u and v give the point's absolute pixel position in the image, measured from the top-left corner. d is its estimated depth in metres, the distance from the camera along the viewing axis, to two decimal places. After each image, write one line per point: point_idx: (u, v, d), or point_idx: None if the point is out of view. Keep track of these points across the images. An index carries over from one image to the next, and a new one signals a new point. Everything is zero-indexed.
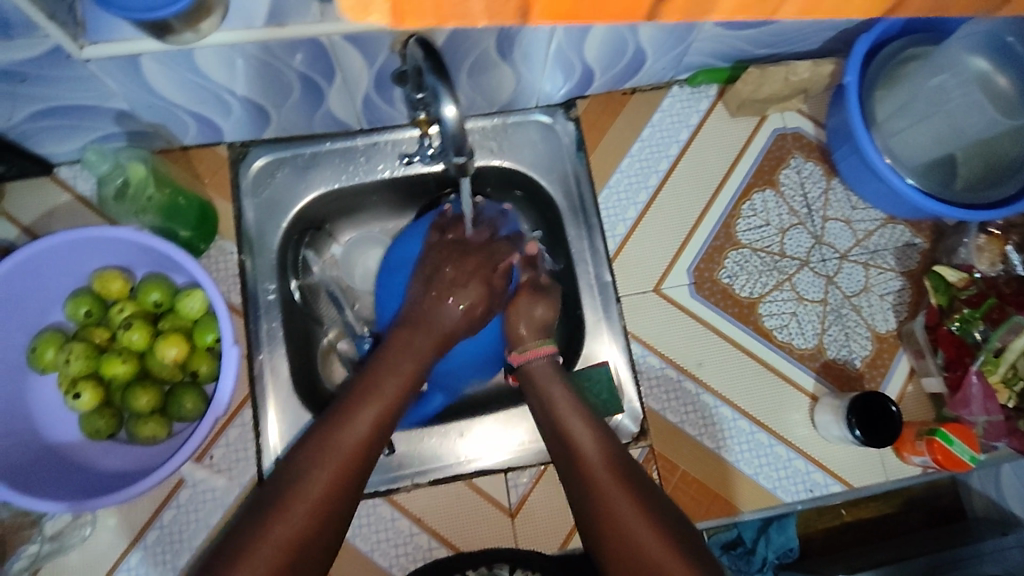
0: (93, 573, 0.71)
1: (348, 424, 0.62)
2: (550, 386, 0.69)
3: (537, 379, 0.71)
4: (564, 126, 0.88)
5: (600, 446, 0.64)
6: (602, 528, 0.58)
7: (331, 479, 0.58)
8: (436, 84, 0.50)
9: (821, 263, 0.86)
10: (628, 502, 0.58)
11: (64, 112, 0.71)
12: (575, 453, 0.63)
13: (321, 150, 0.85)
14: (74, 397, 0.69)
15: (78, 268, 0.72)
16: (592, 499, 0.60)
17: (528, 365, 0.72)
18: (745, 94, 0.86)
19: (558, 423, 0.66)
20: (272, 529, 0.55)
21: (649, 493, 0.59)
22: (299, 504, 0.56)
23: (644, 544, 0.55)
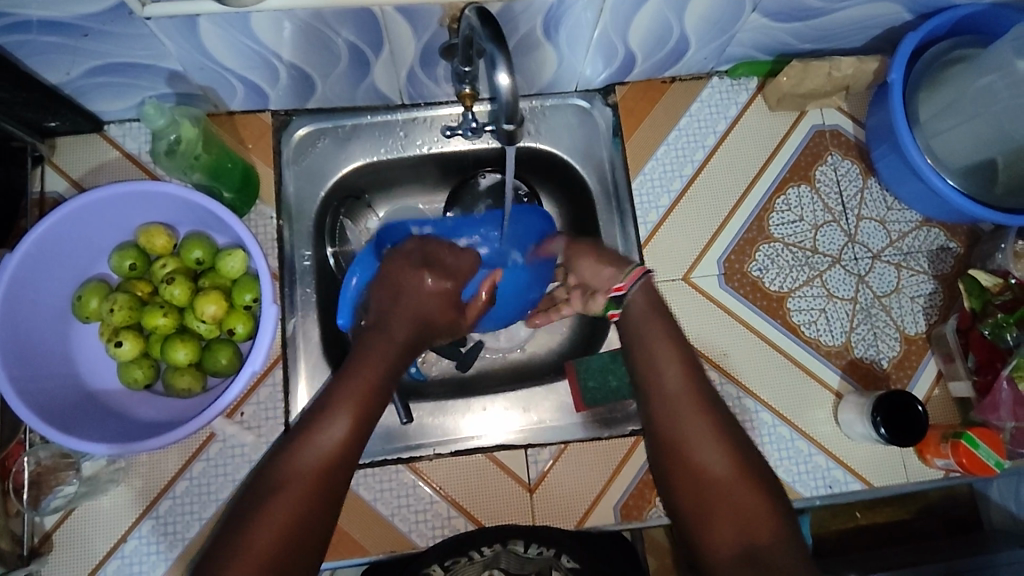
0: (123, 517, 0.73)
1: (353, 383, 0.59)
2: (653, 321, 0.64)
3: (634, 308, 0.66)
4: (602, 111, 0.89)
5: (689, 376, 0.61)
6: (682, 460, 0.57)
7: (330, 453, 0.55)
8: (493, 51, 0.51)
9: (854, 261, 0.86)
10: (714, 440, 0.57)
11: (120, 70, 0.73)
12: (662, 383, 0.61)
13: (362, 122, 0.86)
14: (115, 345, 0.71)
15: (125, 222, 0.74)
16: (680, 433, 0.58)
17: (629, 293, 0.67)
18: (786, 88, 0.85)
19: (648, 354, 0.62)
20: (264, 513, 0.51)
21: (733, 428, 0.58)
22: (301, 473, 0.54)
23: (724, 481, 0.55)
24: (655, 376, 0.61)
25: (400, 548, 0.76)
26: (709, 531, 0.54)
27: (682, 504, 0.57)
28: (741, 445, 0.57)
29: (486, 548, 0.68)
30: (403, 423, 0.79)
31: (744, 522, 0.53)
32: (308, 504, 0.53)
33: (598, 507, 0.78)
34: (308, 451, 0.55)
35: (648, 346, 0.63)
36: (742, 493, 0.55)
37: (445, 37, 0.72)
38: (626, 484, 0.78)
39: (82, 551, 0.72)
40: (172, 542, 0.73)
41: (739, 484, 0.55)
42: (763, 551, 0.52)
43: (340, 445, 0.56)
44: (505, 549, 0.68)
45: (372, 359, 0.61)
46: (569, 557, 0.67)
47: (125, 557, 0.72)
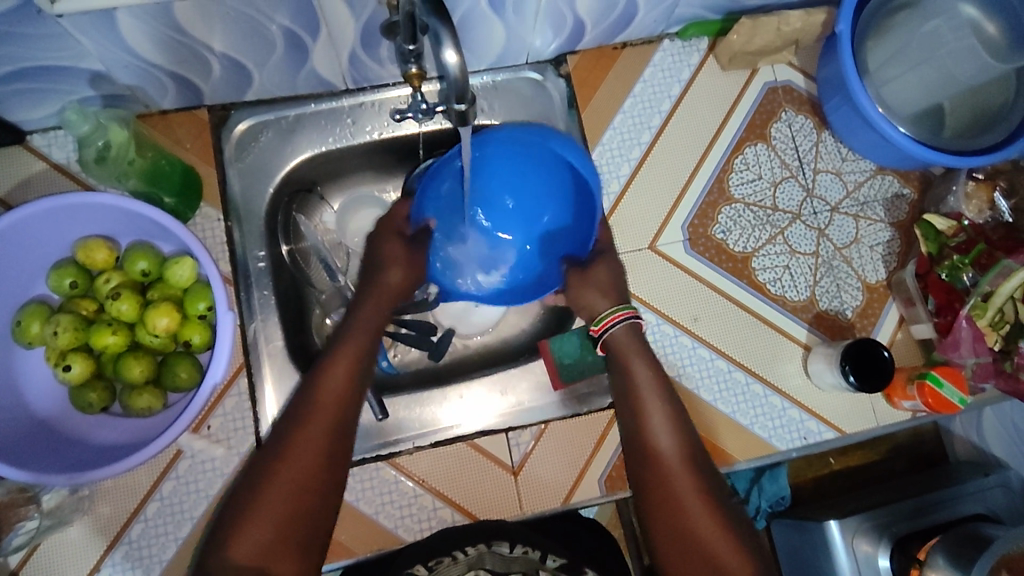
0: (94, 546, 0.70)
1: (331, 379, 0.64)
2: (647, 388, 0.68)
3: (621, 353, 0.70)
4: (555, 82, 0.87)
5: (670, 425, 0.66)
6: (666, 505, 0.62)
7: (321, 447, 0.60)
8: (437, 28, 0.48)
9: (813, 216, 0.87)
10: (693, 493, 0.62)
11: (36, 74, 0.67)
12: (650, 443, 0.65)
13: (306, 112, 0.83)
14: (64, 369, 0.67)
15: (59, 237, 0.70)
16: (658, 476, 0.64)
17: (608, 335, 0.71)
18: (737, 46, 0.85)
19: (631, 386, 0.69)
20: (262, 502, 0.57)
21: (710, 479, 0.64)
22: (299, 469, 0.58)
23: (702, 531, 0.60)
24: (639, 426, 0.67)
25: (387, 545, 0.75)
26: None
27: (668, 553, 0.62)
28: (716, 495, 0.63)
29: (470, 548, 0.68)
30: (380, 419, 0.77)
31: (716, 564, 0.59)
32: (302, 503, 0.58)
33: (583, 483, 0.78)
34: (304, 440, 0.60)
35: (635, 397, 0.68)
36: (721, 540, 0.60)
37: (385, 14, 0.68)
38: (608, 457, 0.78)
39: None
40: (150, 567, 0.70)
41: (720, 536, 0.60)
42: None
43: (318, 450, 0.60)
44: (489, 550, 0.68)
45: (345, 352, 0.67)
46: (554, 557, 0.69)
47: None
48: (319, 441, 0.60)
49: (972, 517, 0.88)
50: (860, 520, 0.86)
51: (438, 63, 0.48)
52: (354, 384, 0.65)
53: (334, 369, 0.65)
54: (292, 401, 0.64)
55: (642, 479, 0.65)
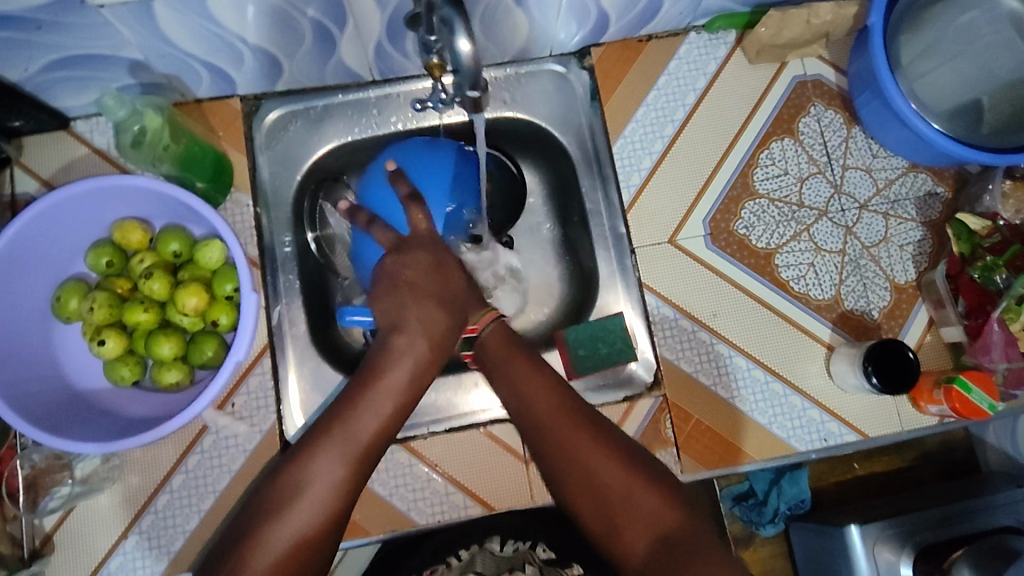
0: (122, 513, 0.73)
1: (366, 415, 0.62)
2: (516, 359, 0.68)
3: (493, 352, 0.69)
4: (578, 75, 0.87)
5: (548, 389, 0.65)
6: (569, 469, 0.61)
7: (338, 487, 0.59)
8: (452, 17, 0.49)
9: (840, 213, 0.85)
10: (606, 467, 0.61)
11: (80, 62, 0.71)
12: (552, 443, 0.63)
13: (334, 102, 0.85)
14: (99, 343, 0.70)
15: (97, 218, 0.73)
16: (550, 441, 0.63)
17: (482, 334, 0.70)
18: (765, 39, 0.84)
19: (515, 393, 0.66)
20: (282, 526, 0.56)
21: (601, 428, 0.63)
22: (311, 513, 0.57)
23: (615, 485, 0.60)
24: (521, 401, 0.65)
25: (400, 526, 0.76)
26: (621, 535, 0.59)
27: (590, 518, 0.60)
28: (622, 446, 0.62)
29: (461, 554, 0.72)
30: None
31: (639, 512, 0.59)
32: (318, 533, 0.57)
33: None
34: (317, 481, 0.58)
35: (524, 407, 0.65)
36: (638, 489, 0.60)
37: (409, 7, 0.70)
38: None
39: (84, 550, 0.72)
40: (175, 536, 0.73)
41: (636, 483, 0.60)
42: (670, 534, 0.57)
43: (342, 482, 0.59)
44: (480, 550, 0.73)
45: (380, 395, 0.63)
46: (543, 547, 0.73)
47: (127, 553, 0.72)
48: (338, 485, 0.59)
49: (1003, 530, 0.85)
50: (883, 527, 0.84)
51: (453, 51, 0.49)
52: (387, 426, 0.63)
53: (367, 410, 0.62)
54: (305, 434, 0.62)
55: (541, 453, 0.64)
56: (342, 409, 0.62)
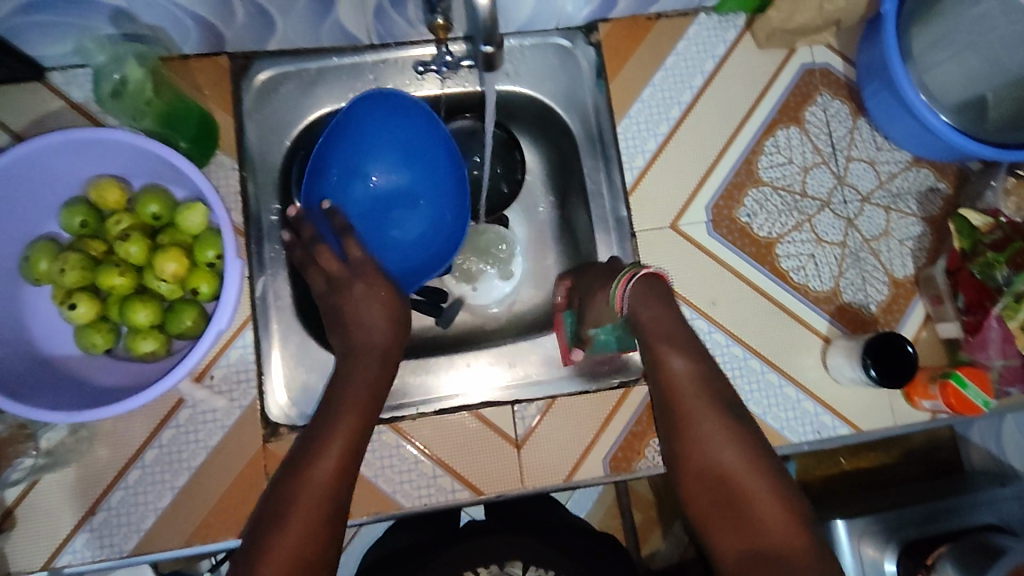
0: (90, 489, 0.69)
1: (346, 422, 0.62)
2: (655, 323, 0.66)
3: (639, 306, 0.66)
4: (585, 50, 0.85)
5: (695, 371, 0.64)
6: (691, 461, 0.61)
7: (328, 488, 0.59)
8: None
9: (842, 204, 0.84)
10: (737, 472, 0.59)
11: (56, 5, 0.66)
12: (684, 433, 0.62)
13: (328, 66, 0.81)
14: (69, 308, 0.66)
15: (72, 174, 0.69)
16: (678, 424, 0.63)
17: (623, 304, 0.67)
18: (776, 23, 0.82)
19: (659, 372, 0.64)
20: (274, 537, 0.56)
21: (742, 427, 0.61)
22: (302, 512, 0.57)
23: (735, 485, 0.59)
24: (663, 376, 0.64)
25: (385, 508, 0.73)
26: (718, 535, 0.59)
27: (699, 504, 0.61)
28: (758, 450, 0.61)
29: (482, 569, 0.73)
30: None
31: (750, 520, 0.58)
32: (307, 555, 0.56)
33: (588, 460, 0.76)
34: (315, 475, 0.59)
35: (667, 386, 0.64)
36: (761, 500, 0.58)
37: None
38: (615, 435, 0.76)
39: (48, 526, 0.68)
40: (145, 513, 0.69)
41: (752, 490, 0.59)
42: (778, 557, 0.56)
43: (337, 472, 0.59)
44: (501, 572, 0.73)
45: (353, 404, 0.63)
46: None
47: (94, 530, 0.68)
48: (328, 476, 0.59)
49: (986, 528, 0.85)
50: (869, 522, 0.83)
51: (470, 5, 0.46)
52: (364, 423, 0.63)
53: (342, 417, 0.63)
54: (294, 452, 0.62)
55: (671, 431, 0.63)
56: (322, 431, 0.62)
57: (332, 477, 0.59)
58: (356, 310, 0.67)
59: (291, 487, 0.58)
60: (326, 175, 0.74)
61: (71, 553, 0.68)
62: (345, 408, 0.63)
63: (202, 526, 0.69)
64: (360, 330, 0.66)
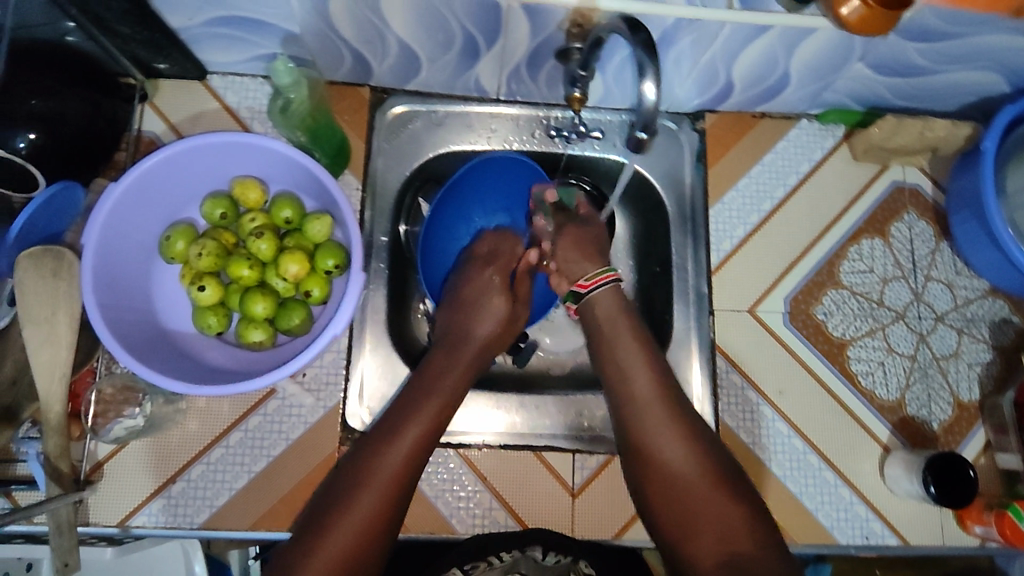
0: (175, 458, 0.74)
1: (421, 417, 0.67)
2: (623, 337, 0.71)
3: (601, 314, 0.73)
4: (689, 134, 0.90)
5: (654, 377, 0.68)
6: (652, 470, 0.64)
7: (397, 470, 0.63)
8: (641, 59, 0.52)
9: (917, 320, 0.87)
10: (696, 475, 0.63)
11: (240, 23, 0.74)
12: (644, 441, 0.66)
13: (456, 111, 0.88)
14: (198, 289, 0.72)
15: (222, 170, 0.76)
16: (637, 434, 0.66)
17: (595, 292, 0.74)
18: (876, 140, 0.87)
19: (620, 387, 0.69)
20: (342, 521, 0.60)
21: (702, 433, 0.66)
22: (370, 493, 0.62)
23: (694, 487, 0.62)
24: (624, 382, 0.69)
25: (439, 530, 0.76)
26: (694, 542, 0.60)
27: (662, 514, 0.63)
28: (713, 455, 0.64)
29: (506, 554, 0.69)
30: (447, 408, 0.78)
31: (716, 522, 0.60)
32: (372, 535, 0.60)
33: (637, 523, 0.78)
34: (382, 465, 0.63)
35: (629, 399, 0.68)
36: (716, 500, 0.61)
37: (559, 40, 0.74)
38: None
39: (131, 486, 0.73)
40: (219, 491, 0.74)
41: (711, 492, 0.61)
42: (740, 555, 0.58)
43: (406, 459, 0.64)
44: (523, 555, 0.69)
45: (431, 399, 0.69)
46: (586, 562, 0.69)
47: (171, 497, 0.73)
48: (398, 464, 0.64)
49: None
50: None
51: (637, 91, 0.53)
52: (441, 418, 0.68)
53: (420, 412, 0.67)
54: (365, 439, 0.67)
55: (630, 440, 0.66)
56: (400, 416, 0.67)
57: (403, 466, 0.64)
58: (478, 296, 0.77)
59: (362, 468, 0.63)
60: (442, 215, 0.85)
61: (146, 515, 0.73)
62: (430, 394, 0.69)
63: (268, 513, 0.73)
64: (471, 319, 0.76)
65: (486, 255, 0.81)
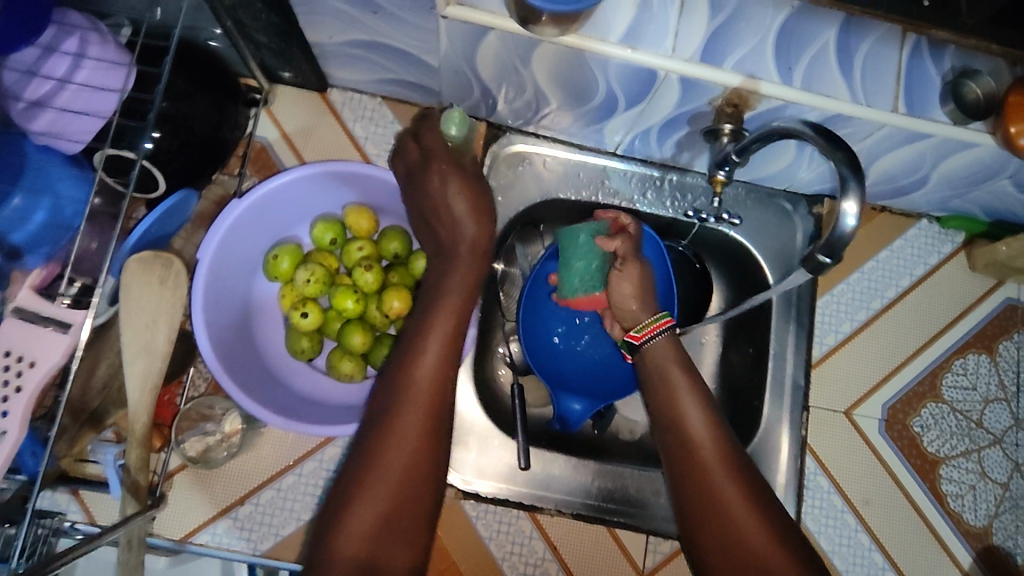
0: (246, 480, 0.72)
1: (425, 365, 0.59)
2: (667, 364, 0.67)
3: (651, 356, 0.68)
4: (803, 219, 0.87)
5: (706, 415, 0.63)
6: (701, 508, 0.59)
7: (414, 439, 0.57)
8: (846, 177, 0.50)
9: (1014, 447, 0.83)
10: (747, 507, 0.58)
11: (378, 48, 0.71)
12: (693, 470, 0.60)
13: (570, 159, 0.86)
14: (301, 315, 0.70)
15: (338, 195, 0.73)
16: (684, 472, 0.61)
17: (648, 343, 0.68)
18: (1001, 256, 0.83)
19: (670, 419, 0.64)
20: (359, 498, 0.54)
21: (761, 493, 0.59)
22: (386, 466, 0.55)
23: (745, 528, 0.57)
24: (677, 425, 0.63)
25: None
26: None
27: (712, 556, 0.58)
28: (763, 494, 0.59)
29: None
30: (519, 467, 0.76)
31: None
32: (398, 491, 0.55)
33: None
34: (398, 435, 0.56)
35: (678, 436, 0.62)
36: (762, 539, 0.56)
37: (704, 113, 0.71)
38: None
39: (199, 502, 0.71)
40: (286, 520, 0.72)
41: (762, 536, 0.56)
42: None
43: (417, 426, 0.57)
44: None
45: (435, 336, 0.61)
46: None
47: (236, 520, 0.71)
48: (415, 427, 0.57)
49: None
50: None
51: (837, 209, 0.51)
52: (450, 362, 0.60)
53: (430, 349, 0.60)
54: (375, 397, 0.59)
55: (682, 479, 0.61)
56: (409, 355, 0.60)
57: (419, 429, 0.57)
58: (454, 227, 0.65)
59: (370, 445, 0.56)
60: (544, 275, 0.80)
61: (209, 535, 0.71)
62: (439, 316, 0.62)
63: None
64: (451, 222, 0.66)
65: (419, 160, 0.67)
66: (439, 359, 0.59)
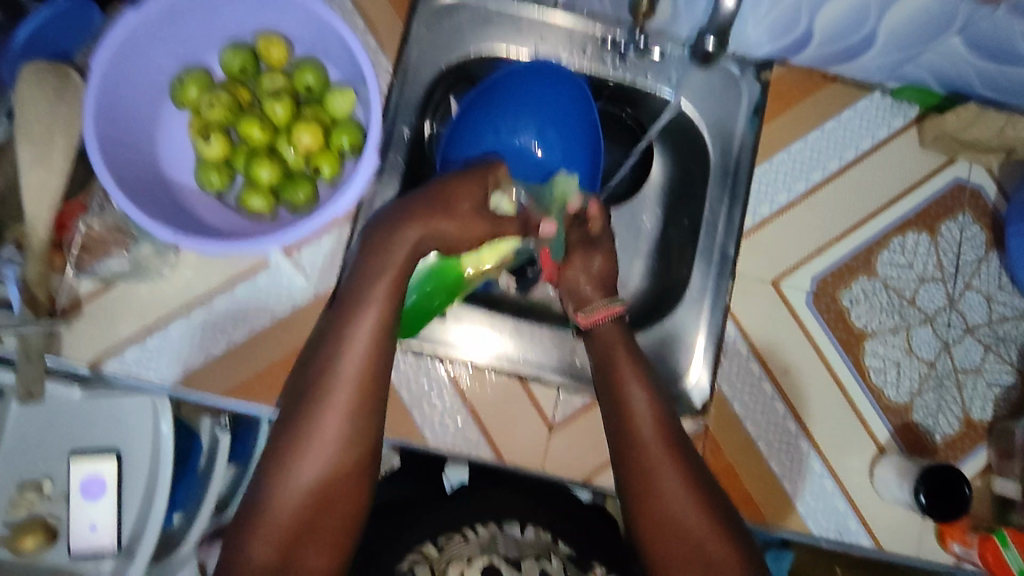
0: (156, 311, 0.72)
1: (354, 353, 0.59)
2: (620, 359, 0.69)
3: (604, 343, 0.70)
4: (750, 83, 0.81)
5: (654, 413, 0.66)
6: (645, 498, 0.64)
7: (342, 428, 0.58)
8: None
9: (945, 327, 0.82)
10: (687, 500, 0.63)
11: None
12: (640, 464, 0.65)
13: (506, 8, 0.80)
14: (204, 141, 0.68)
15: (250, 20, 0.71)
16: (636, 468, 0.65)
17: (595, 328, 0.71)
18: (950, 128, 0.80)
19: (623, 414, 0.67)
20: (291, 482, 0.57)
21: (695, 469, 0.65)
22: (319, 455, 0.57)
23: (686, 521, 0.63)
24: (626, 415, 0.67)
25: (410, 438, 0.75)
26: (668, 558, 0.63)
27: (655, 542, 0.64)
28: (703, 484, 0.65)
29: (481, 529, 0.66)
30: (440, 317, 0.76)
31: (710, 567, 0.62)
32: (329, 474, 0.58)
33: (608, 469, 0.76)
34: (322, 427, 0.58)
35: (629, 432, 0.66)
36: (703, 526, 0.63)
37: None
38: None
39: (105, 330, 0.71)
40: (195, 353, 0.72)
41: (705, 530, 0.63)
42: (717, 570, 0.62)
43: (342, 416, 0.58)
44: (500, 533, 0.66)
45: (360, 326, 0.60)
46: (565, 543, 0.68)
47: (145, 350, 0.71)
48: (342, 419, 0.58)
49: None
50: None
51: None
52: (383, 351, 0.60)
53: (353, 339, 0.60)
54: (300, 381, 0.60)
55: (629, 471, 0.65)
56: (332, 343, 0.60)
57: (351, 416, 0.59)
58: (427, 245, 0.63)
59: (295, 433, 0.58)
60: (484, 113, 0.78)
61: (117, 363, 0.71)
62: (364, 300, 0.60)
63: (240, 385, 0.72)
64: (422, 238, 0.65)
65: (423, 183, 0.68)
66: (378, 342, 0.60)
